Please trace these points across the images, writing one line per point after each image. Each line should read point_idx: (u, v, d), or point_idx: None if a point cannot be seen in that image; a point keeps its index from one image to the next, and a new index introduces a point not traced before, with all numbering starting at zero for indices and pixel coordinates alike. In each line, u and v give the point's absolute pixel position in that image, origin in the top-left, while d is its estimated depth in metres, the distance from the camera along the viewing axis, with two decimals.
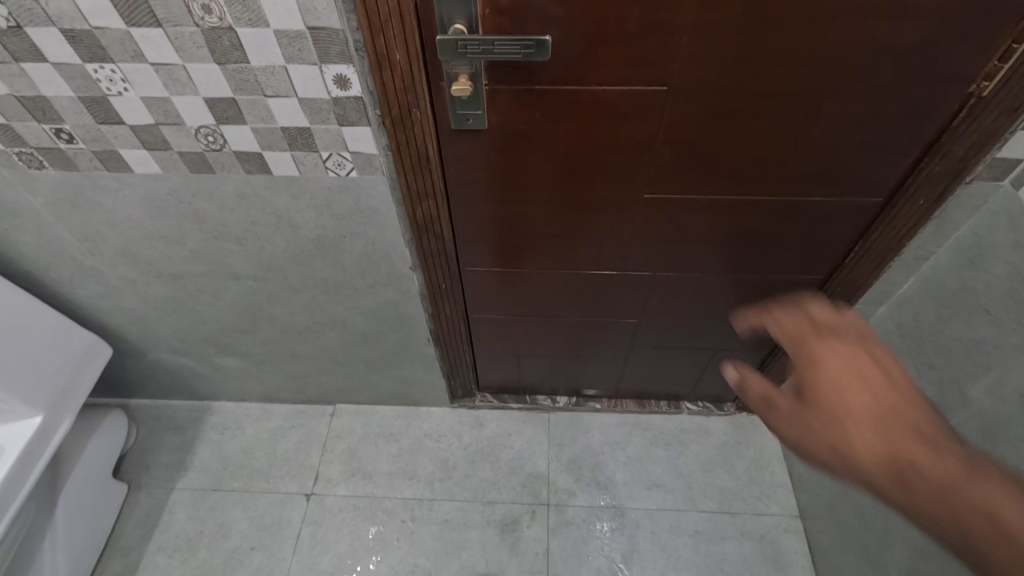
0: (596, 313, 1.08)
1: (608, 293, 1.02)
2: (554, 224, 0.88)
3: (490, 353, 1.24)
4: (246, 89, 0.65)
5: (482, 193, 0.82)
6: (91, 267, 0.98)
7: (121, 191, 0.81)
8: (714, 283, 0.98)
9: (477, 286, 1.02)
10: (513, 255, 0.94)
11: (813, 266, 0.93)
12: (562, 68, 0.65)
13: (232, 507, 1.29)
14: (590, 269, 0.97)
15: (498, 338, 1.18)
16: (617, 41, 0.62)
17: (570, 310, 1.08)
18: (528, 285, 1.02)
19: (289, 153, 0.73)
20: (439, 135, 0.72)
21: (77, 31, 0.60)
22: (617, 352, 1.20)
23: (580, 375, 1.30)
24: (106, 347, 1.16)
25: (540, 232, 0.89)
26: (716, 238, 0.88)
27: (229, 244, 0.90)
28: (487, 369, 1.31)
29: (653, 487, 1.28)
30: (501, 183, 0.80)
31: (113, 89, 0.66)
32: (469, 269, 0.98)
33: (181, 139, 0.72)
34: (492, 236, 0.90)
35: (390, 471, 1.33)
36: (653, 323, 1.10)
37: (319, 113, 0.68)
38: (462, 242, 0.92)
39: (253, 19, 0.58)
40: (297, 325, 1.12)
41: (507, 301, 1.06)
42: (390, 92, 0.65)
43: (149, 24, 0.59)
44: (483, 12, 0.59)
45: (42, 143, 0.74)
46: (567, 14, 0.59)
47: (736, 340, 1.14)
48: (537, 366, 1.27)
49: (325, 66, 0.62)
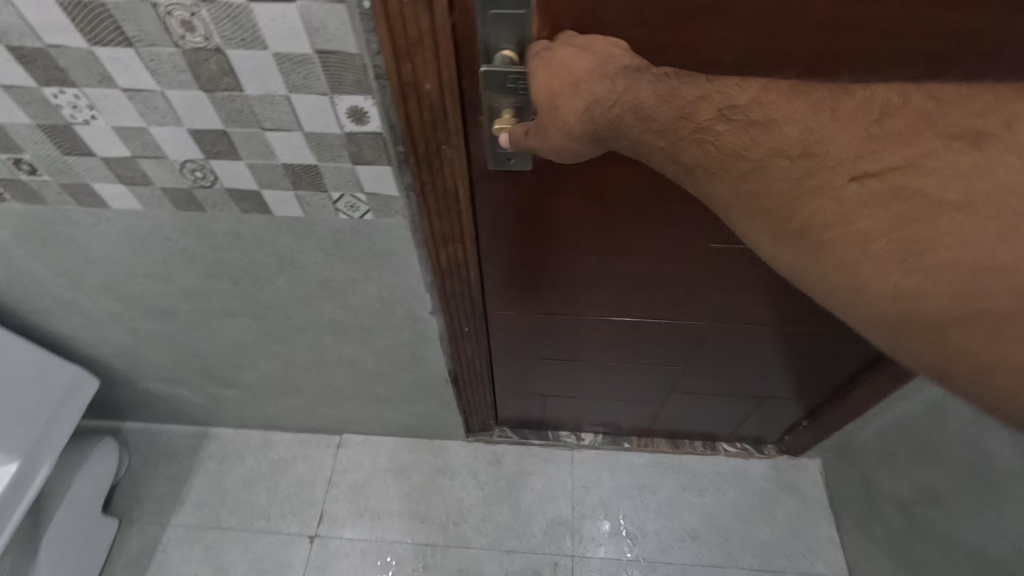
0: (634, 358, 0.97)
1: (652, 340, 0.91)
2: (599, 271, 0.76)
3: (512, 391, 1.13)
4: (240, 121, 0.53)
5: (517, 237, 0.70)
6: (70, 302, 0.87)
7: (98, 227, 0.69)
8: (776, 335, 0.86)
9: (504, 328, 0.91)
10: (547, 300, 0.83)
11: None
12: None
13: (231, 548, 1.20)
14: (633, 318, 0.85)
15: (523, 377, 1.07)
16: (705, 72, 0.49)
17: (607, 355, 0.96)
18: (561, 329, 0.90)
19: (292, 192, 0.61)
20: (473, 174, 0.60)
21: (27, 50, 0.48)
22: (653, 394, 1.09)
23: (610, 414, 1.20)
24: (93, 378, 1.06)
25: (581, 278, 0.77)
26: (788, 292, 0.76)
27: (224, 283, 0.79)
28: (508, 406, 1.21)
29: (686, 539, 1.17)
30: (541, 227, 0.68)
31: (78, 117, 0.54)
32: (496, 312, 0.87)
33: (164, 174, 0.60)
34: (524, 280, 0.79)
35: (400, 512, 1.23)
36: (699, 369, 0.98)
37: (329, 149, 0.56)
38: (491, 286, 0.80)
39: (247, 39, 0.46)
40: (301, 362, 1.01)
41: (535, 344, 0.95)
42: (416, 129, 0.52)
43: (116, 43, 0.47)
44: (540, 35, 0.47)
45: (1, 174, 0.62)
46: (647, 39, 0.47)
47: (789, 388, 1.02)
48: (564, 404, 1.16)
49: (337, 96, 0.50)
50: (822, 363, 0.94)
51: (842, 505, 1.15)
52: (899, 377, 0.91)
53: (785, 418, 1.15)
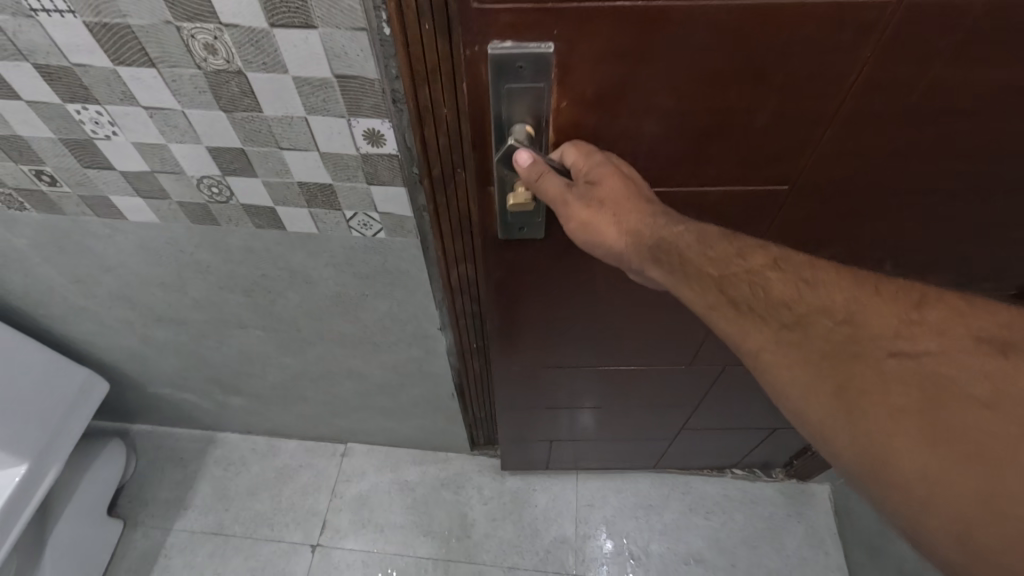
0: (643, 399, 0.95)
1: (664, 382, 0.89)
2: (611, 325, 0.74)
3: (512, 439, 1.10)
4: (258, 140, 0.54)
5: (525, 297, 0.68)
6: (85, 308, 0.87)
7: (114, 237, 0.70)
8: None
9: (505, 382, 0.89)
10: (563, 355, 0.81)
11: None
12: (656, 169, 0.51)
13: (233, 555, 1.20)
14: (645, 366, 0.84)
15: (525, 425, 1.04)
16: (735, 134, 0.48)
17: (614, 398, 0.95)
18: (566, 380, 0.88)
19: (307, 209, 0.62)
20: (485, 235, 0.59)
21: (53, 68, 0.49)
22: (661, 432, 1.07)
23: (614, 453, 1.17)
24: (104, 382, 1.07)
25: (590, 332, 0.76)
26: None
27: (236, 295, 0.79)
28: (508, 456, 1.18)
29: (692, 562, 1.16)
30: (552, 287, 0.67)
31: (100, 133, 0.55)
32: (499, 369, 0.84)
33: (181, 189, 0.61)
34: (529, 338, 0.76)
35: (403, 525, 1.22)
36: (712, 405, 0.96)
37: (344, 169, 0.56)
38: (499, 344, 0.78)
39: (267, 63, 0.46)
40: (310, 373, 1.01)
41: (537, 394, 0.93)
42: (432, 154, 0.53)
43: (139, 63, 0.47)
44: (558, 107, 0.45)
45: (23, 184, 0.63)
46: (677, 106, 0.45)
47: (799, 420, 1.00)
48: (566, 446, 1.14)
49: (354, 119, 0.50)
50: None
51: (853, 534, 1.13)
52: None
53: (796, 444, 1.12)
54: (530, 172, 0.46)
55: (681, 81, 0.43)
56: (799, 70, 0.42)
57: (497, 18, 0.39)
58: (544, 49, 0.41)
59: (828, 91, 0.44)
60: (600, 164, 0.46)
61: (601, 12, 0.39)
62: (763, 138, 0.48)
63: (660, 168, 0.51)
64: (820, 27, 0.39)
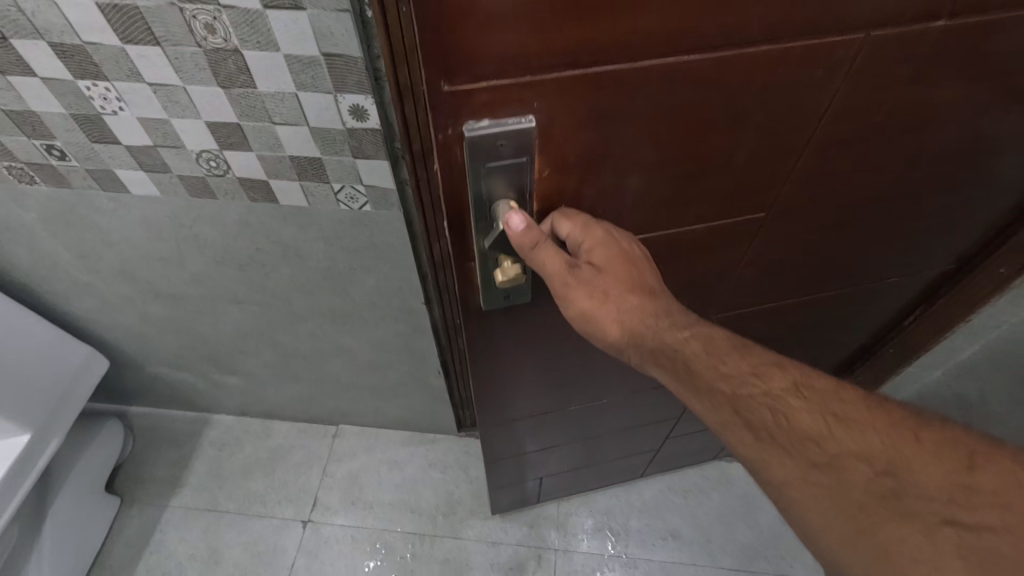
0: (621, 422, 0.98)
1: (643, 400, 0.92)
2: (589, 361, 0.77)
3: (498, 487, 1.08)
4: (253, 115, 0.59)
5: (512, 347, 0.69)
6: (87, 284, 0.92)
7: (118, 211, 0.75)
8: None
9: (493, 436, 0.88)
10: (554, 390, 0.82)
11: (865, 330, 0.84)
12: (639, 219, 0.54)
13: (226, 531, 1.24)
14: (622, 392, 0.87)
15: (512, 470, 1.03)
16: (713, 174, 0.52)
17: (595, 427, 0.97)
18: (551, 418, 0.89)
19: (298, 183, 0.67)
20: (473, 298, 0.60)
21: (67, 46, 0.53)
22: (648, 444, 1.10)
23: (598, 476, 1.18)
24: (104, 360, 1.11)
25: (572, 368, 0.78)
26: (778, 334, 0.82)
27: (231, 270, 0.84)
28: (499, 501, 1.16)
29: (669, 538, 1.20)
30: (536, 335, 0.68)
31: (108, 108, 0.60)
32: (487, 422, 0.84)
33: (182, 163, 0.66)
34: (516, 386, 0.77)
35: (391, 502, 1.27)
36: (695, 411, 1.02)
37: (332, 144, 0.61)
38: (486, 397, 0.78)
39: (261, 42, 0.51)
40: (302, 350, 1.06)
41: (524, 439, 0.93)
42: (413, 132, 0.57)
43: (145, 42, 0.52)
44: (540, 175, 0.47)
45: (34, 158, 0.68)
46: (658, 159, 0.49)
47: None
48: (552, 481, 1.14)
49: (341, 95, 0.56)
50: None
51: None
52: (871, 383, 0.94)
53: None
54: (527, 242, 0.47)
55: (662, 133, 0.46)
56: (769, 108, 0.47)
57: (475, 98, 0.40)
58: (523, 121, 0.42)
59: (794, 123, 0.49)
60: (594, 240, 0.49)
61: (582, 80, 0.41)
62: (740, 173, 0.52)
63: (643, 217, 0.54)
64: (783, 65, 0.43)
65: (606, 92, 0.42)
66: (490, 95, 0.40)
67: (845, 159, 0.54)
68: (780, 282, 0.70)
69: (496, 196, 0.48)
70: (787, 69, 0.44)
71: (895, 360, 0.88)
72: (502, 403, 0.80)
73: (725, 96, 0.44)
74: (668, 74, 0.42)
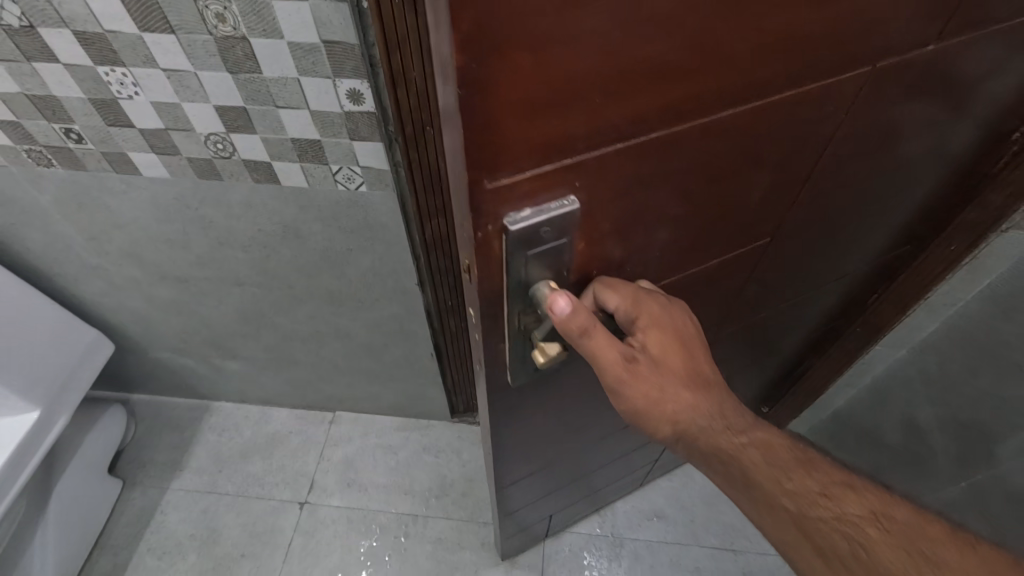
0: (617, 449, 0.99)
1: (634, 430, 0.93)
2: (589, 404, 0.76)
3: (509, 533, 1.06)
4: (258, 99, 0.64)
5: (524, 408, 0.67)
6: (97, 266, 0.97)
7: (129, 193, 0.80)
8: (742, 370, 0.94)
9: (504, 490, 0.85)
10: (565, 432, 0.82)
11: (830, 314, 0.89)
12: (657, 268, 0.55)
13: (225, 512, 1.28)
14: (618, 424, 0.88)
15: (521, 515, 1.01)
16: (727, 211, 0.53)
17: (594, 460, 0.96)
18: (555, 463, 0.88)
19: (298, 164, 0.72)
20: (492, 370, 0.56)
21: (89, 34, 0.59)
22: (644, 460, 1.12)
23: (596, 501, 1.18)
24: (109, 343, 1.15)
25: (575, 414, 0.77)
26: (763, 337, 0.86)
27: (235, 251, 0.89)
28: (506, 545, 1.13)
29: (654, 518, 1.24)
30: (545, 393, 0.66)
31: (123, 93, 0.65)
32: (499, 478, 0.81)
33: (190, 145, 0.71)
34: (525, 442, 0.75)
35: (386, 484, 1.31)
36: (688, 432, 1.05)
37: (331, 126, 0.66)
38: (499, 457, 0.75)
39: (267, 30, 0.56)
40: (300, 334, 1.10)
41: (532, 486, 0.91)
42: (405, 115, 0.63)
43: (161, 30, 0.57)
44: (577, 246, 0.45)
45: (52, 142, 0.73)
46: (681, 210, 0.49)
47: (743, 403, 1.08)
48: (557, 516, 1.13)
49: (339, 79, 0.61)
50: (774, 367, 1.00)
51: None
52: (838, 367, 0.98)
53: None
54: (577, 329, 0.45)
55: (688, 186, 0.47)
56: (783, 144, 0.48)
57: (516, 190, 0.38)
58: (563, 204, 0.40)
59: (801, 152, 0.51)
60: (650, 318, 0.50)
61: (620, 153, 0.40)
62: (752, 205, 0.54)
63: (663, 264, 0.55)
64: (794, 106, 0.45)
65: (641, 157, 0.41)
66: (532, 183, 0.38)
67: (838, 176, 0.57)
68: (774, 292, 0.74)
69: (535, 279, 0.45)
70: (798, 107, 0.45)
71: (861, 341, 0.92)
72: (515, 460, 0.78)
73: (745, 142, 0.46)
74: (697, 131, 0.42)
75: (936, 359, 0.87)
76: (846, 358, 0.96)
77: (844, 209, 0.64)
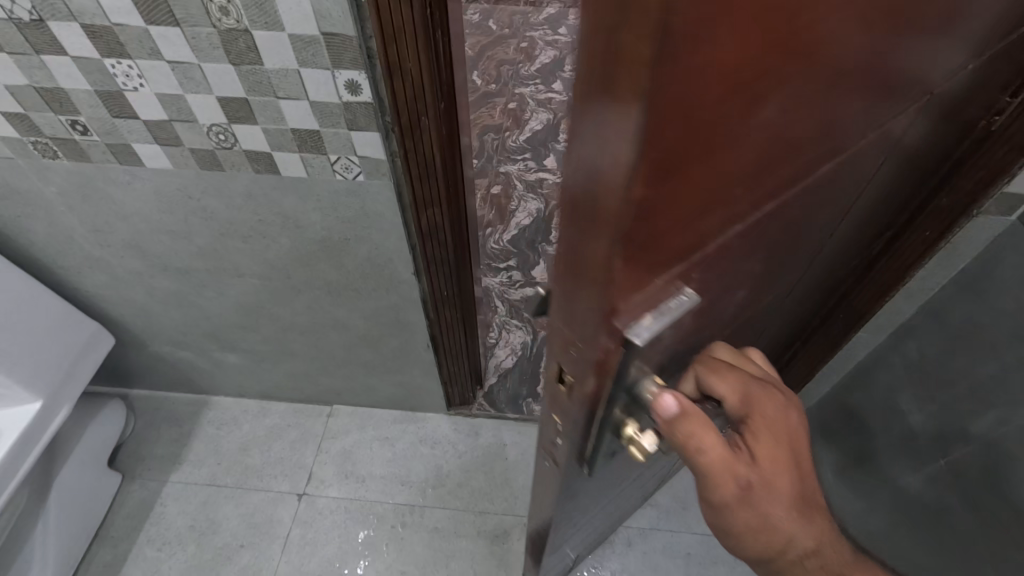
0: (643, 480, 0.98)
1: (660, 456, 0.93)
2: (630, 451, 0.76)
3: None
4: (259, 90, 0.66)
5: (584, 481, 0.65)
6: (99, 258, 0.99)
7: (133, 184, 0.82)
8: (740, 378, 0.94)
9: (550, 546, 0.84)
10: (597, 494, 0.78)
11: (816, 310, 0.89)
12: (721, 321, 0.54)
13: (224, 503, 1.29)
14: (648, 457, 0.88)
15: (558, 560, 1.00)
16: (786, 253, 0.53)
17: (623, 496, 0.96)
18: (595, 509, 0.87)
19: (298, 154, 0.74)
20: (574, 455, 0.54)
21: (97, 27, 0.61)
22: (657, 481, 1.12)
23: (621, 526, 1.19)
24: (109, 336, 1.18)
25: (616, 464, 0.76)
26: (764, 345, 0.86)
27: (235, 242, 0.91)
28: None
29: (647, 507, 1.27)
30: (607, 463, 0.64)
31: (129, 85, 0.67)
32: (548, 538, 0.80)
33: (193, 136, 0.73)
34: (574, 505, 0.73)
35: (383, 475, 1.33)
36: None
37: (330, 117, 0.69)
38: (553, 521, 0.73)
39: (268, 22, 0.59)
40: (299, 325, 1.13)
41: (572, 535, 0.90)
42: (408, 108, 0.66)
43: (166, 22, 0.60)
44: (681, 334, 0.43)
45: (58, 134, 0.75)
46: (755, 264, 0.48)
47: None
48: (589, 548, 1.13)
49: (337, 71, 0.63)
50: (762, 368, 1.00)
51: None
52: (822, 355, 0.99)
53: None
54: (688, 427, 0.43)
55: (766, 242, 0.46)
56: (841, 185, 0.48)
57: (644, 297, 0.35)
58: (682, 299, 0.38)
59: (851, 187, 0.51)
60: (761, 415, 0.48)
61: (731, 232, 0.38)
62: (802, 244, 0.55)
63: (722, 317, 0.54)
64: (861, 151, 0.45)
65: (744, 231, 0.40)
66: (657, 287, 0.36)
67: (863, 197, 0.58)
68: (784, 306, 0.75)
69: (642, 378, 0.43)
70: (862, 152, 0.45)
71: (843, 329, 0.92)
72: (563, 521, 0.77)
73: (819, 192, 0.45)
74: (792, 194, 0.40)
75: (915, 343, 0.91)
76: (829, 347, 0.97)
77: (850, 220, 0.65)
